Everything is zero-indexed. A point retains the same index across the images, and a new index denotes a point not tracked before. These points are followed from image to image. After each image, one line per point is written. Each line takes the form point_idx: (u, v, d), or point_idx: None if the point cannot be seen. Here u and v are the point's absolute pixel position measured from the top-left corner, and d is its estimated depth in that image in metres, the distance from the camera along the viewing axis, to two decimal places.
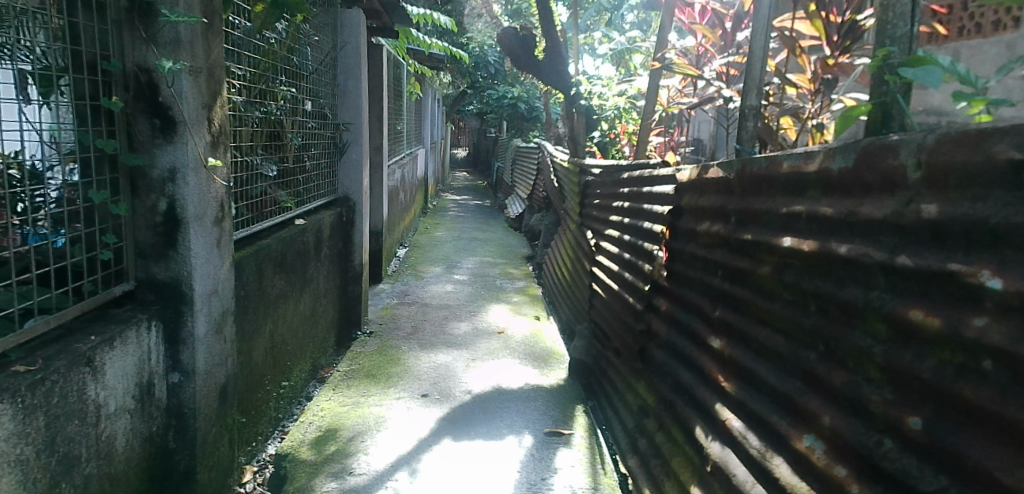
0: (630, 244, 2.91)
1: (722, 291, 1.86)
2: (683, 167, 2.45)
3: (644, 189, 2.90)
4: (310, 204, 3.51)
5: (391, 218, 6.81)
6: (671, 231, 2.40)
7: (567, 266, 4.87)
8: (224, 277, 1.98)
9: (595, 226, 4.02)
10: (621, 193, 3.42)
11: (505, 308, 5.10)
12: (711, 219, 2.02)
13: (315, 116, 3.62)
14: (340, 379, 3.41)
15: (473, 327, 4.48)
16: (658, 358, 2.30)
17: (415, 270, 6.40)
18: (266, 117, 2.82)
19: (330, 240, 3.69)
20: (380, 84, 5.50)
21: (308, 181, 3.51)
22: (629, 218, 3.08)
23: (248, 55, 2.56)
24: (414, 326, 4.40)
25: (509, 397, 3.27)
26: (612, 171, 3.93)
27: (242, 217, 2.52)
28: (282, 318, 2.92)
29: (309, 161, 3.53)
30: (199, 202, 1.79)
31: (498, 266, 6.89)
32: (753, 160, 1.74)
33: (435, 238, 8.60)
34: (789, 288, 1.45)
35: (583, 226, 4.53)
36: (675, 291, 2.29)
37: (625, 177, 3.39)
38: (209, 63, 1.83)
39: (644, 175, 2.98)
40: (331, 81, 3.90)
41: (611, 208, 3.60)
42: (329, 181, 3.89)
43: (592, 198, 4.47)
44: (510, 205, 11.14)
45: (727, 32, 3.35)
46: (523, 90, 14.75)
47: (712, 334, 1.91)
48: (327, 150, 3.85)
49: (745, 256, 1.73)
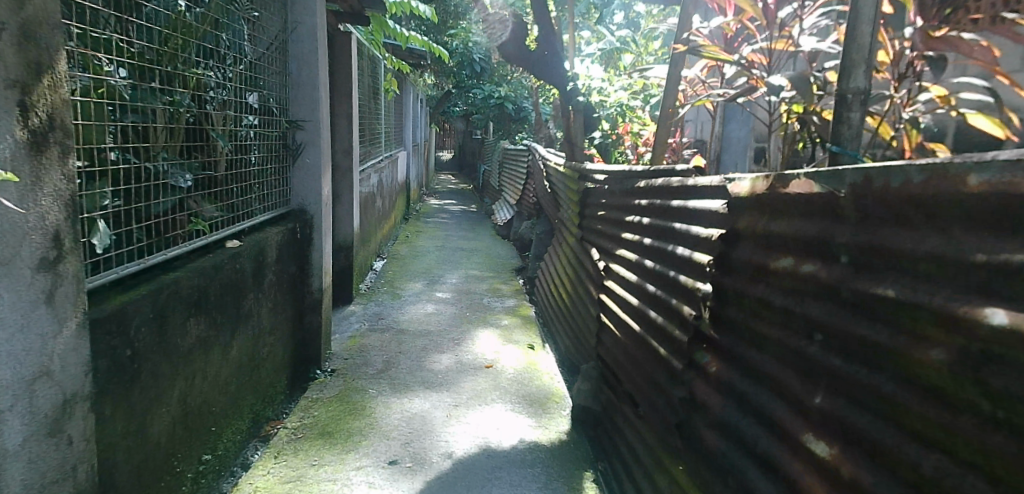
0: (655, 273, 2.26)
1: (835, 370, 1.22)
2: (736, 177, 1.80)
3: (673, 202, 2.25)
4: (251, 220, 2.83)
5: (365, 229, 6.13)
6: (722, 265, 1.76)
7: (565, 286, 4.21)
8: (68, 349, 1.29)
9: (601, 243, 3.36)
10: (638, 204, 2.76)
11: (494, 333, 4.40)
12: (803, 254, 1.38)
13: (256, 110, 2.93)
14: (287, 440, 2.72)
15: (457, 361, 3.80)
16: (710, 444, 1.65)
17: (392, 287, 5.71)
18: (178, 108, 2.13)
19: (279, 262, 3.00)
20: (348, 77, 4.82)
21: (248, 191, 2.83)
22: (652, 238, 2.43)
23: (143, 21, 1.87)
24: (387, 362, 3.72)
25: (499, 463, 2.61)
26: (620, 178, 3.29)
27: (134, 245, 1.85)
28: (206, 371, 2.23)
29: (250, 167, 2.85)
30: (5, 237, 1.11)
31: (485, 281, 6.21)
32: (892, 170, 1.10)
33: (416, 248, 7.92)
34: (1011, 404, 0.81)
35: (585, 241, 3.89)
36: (733, 350, 1.64)
37: (641, 185, 2.74)
38: (26, 18, 1.14)
39: (671, 184, 2.33)
40: (279, 69, 3.20)
41: (624, 224, 2.95)
42: (278, 190, 3.20)
43: (596, 208, 3.83)
44: (497, 210, 10.49)
45: (770, 8, 2.63)
46: (511, 90, 14.13)
47: (812, 432, 1.26)
48: (275, 152, 3.16)
49: (882, 324, 1.09)
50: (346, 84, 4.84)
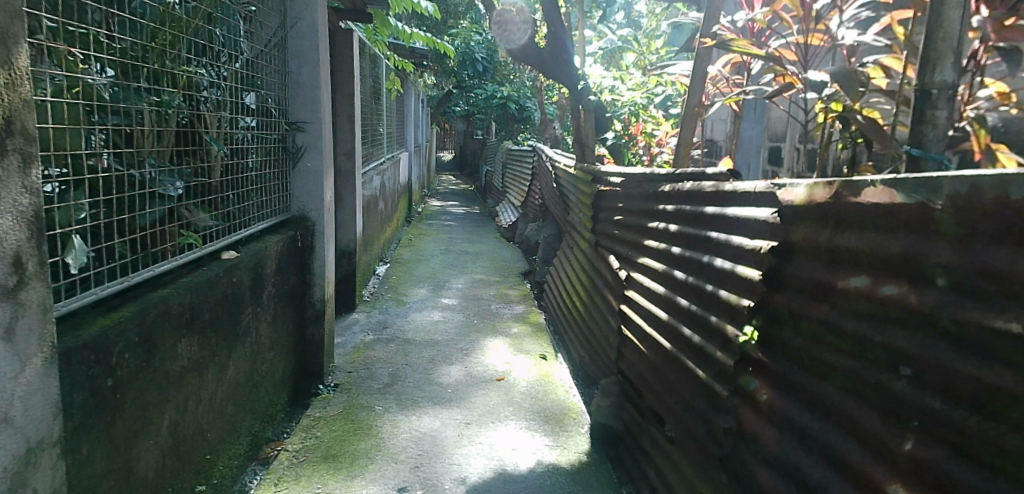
0: (687, 286, 2.08)
1: (933, 412, 1.03)
2: (787, 182, 1.62)
3: (706, 208, 2.07)
4: (247, 229, 2.65)
5: (368, 233, 5.95)
6: (772, 281, 1.58)
7: (578, 294, 4.02)
8: (31, 390, 1.11)
9: (619, 250, 3.18)
10: (662, 210, 2.58)
11: (504, 342, 4.24)
12: (880, 274, 1.19)
13: (252, 111, 2.75)
14: (288, 464, 2.54)
15: (466, 373, 3.63)
16: (764, 483, 1.47)
17: (396, 293, 5.53)
18: (170, 111, 1.96)
19: (279, 272, 2.82)
20: (350, 76, 4.65)
21: (244, 198, 2.65)
22: (682, 247, 2.25)
23: (127, 14, 1.69)
24: (393, 374, 3.54)
25: (516, 489, 2.42)
26: (639, 180, 3.11)
27: (115, 261, 1.67)
28: (200, 395, 2.05)
29: (246, 172, 2.67)
30: None
31: (492, 286, 6.03)
32: (1009, 179, 0.92)
33: (419, 252, 7.74)
34: None
35: (600, 247, 3.71)
36: (790, 378, 1.46)
37: (666, 189, 2.56)
38: None
39: (703, 189, 2.15)
40: (277, 68, 3.02)
41: (646, 230, 2.77)
42: (277, 196, 3.02)
43: (611, 210, 3.65)
44: (501, 211, 10.30)
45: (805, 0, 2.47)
46: (513, 89, 13.95)
47: (900, 483, 1.08)
48: (273, 156, 2.98)
49: (1000, 363, 0.91)
50: (348, 84, 4.66)
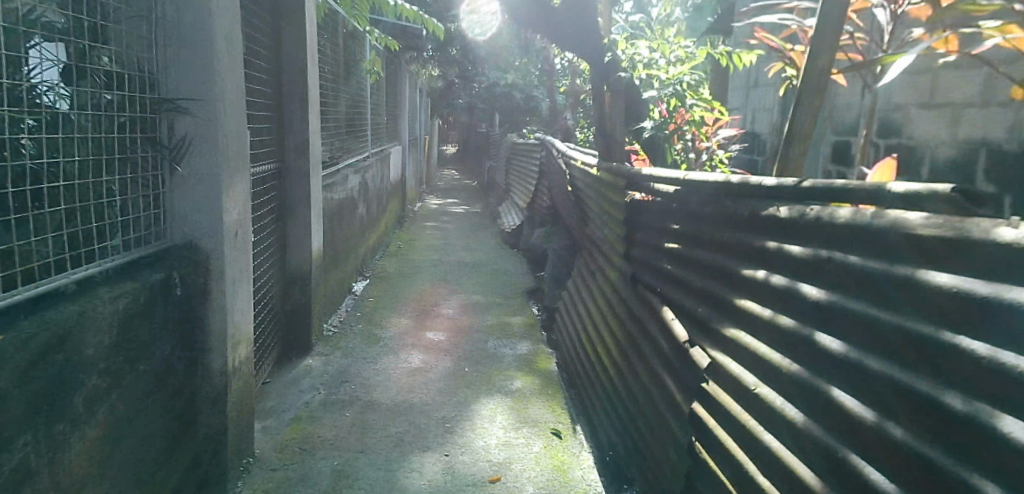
0: (905, 450, 0.95)
1: None
2: None
3: (940, 281, 0.95)
4: (51, 280, 1.50)
5: (336, 247, 4.85)
6: None
7: (606, 346, 2.89)
8: None
9: (682, 300, 2.05)
10: (786, 254, 1.45)
11: (501, 407, 3.13)
12: None
13: (83, 75, 1.60)
14: None
15: (446, 467, 2.52)
16: None
17: (369, 323, 4.43)
18: None
19: (127, 346, 1.69)
20: (300, 46, 3.51)
21: (53, 227, 1.50)
22: (859, 347, 1.12)
23: None
24: (340, 472, 2.43)
25: None
26: (713, 194, 1.97)
27: None
28: None
29: (62, 183, 1.52)
30: None
31: (490, 312, 4.91)
32: None
33: (407, 263, 6.63)
34: None
35: (642, 286, 2.58)
36: None
37: (800, 220, 1.41)
38: None
39: (921, 235, 1.02)
40: (139, 10, 1.84)
41: (743, 283, 1.64)
42: (143, 218, 1.89)
43: (661, 233, 2.52)
44: (505, 213, 9.18)
45: None
46: (518, 77, 12.85)
47: None
48: (135, 153, 1.84)
49: None
50: (298, 57, 3.51)
